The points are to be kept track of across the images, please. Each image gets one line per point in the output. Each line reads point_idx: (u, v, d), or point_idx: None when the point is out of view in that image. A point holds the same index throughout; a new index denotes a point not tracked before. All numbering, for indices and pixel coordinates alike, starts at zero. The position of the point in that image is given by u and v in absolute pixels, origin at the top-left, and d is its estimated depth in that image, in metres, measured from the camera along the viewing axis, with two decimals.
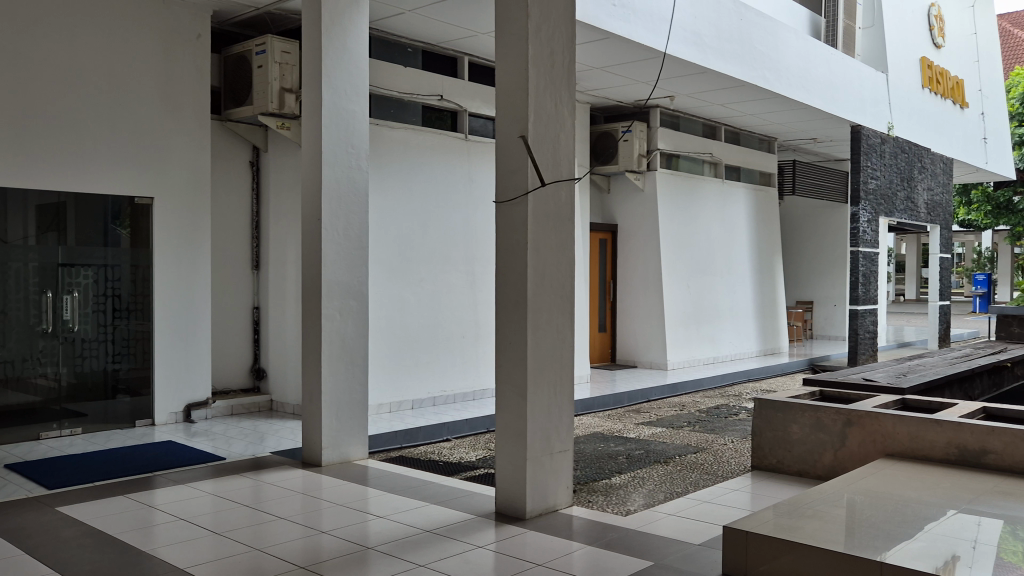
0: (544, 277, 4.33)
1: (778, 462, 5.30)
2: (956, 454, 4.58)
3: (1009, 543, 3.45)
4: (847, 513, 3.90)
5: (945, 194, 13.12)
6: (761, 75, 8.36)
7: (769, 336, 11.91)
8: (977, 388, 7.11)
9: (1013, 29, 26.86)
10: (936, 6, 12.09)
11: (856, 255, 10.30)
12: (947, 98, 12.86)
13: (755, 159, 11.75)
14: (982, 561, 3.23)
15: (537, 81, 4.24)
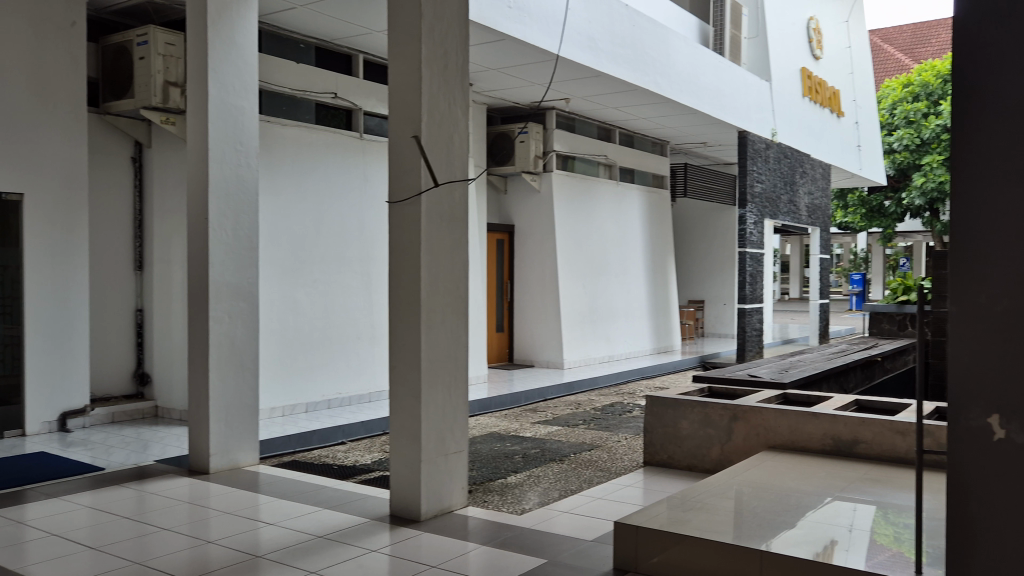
0: (437, 278, 4.32)
1: (668, 458, 5.42)
2: (831, 445, 4.84)
3: (882, 527, 3.65)
4: (732, 504, 4.06)
5: (823, 198, 13.83)
6: (653, 80, 8.59)
7: (662, 334, 12.25)
8: (851, 381, 7.52)
9: (884, 44, 28.60)
10: (814, 19, 12.75)
11: (743, 256, 10.72)
12: (825, 107, 13.55)
13: (648, 162, 12.06)
14: (857, 545, 3.41)
15: (430, 81, 4.23)
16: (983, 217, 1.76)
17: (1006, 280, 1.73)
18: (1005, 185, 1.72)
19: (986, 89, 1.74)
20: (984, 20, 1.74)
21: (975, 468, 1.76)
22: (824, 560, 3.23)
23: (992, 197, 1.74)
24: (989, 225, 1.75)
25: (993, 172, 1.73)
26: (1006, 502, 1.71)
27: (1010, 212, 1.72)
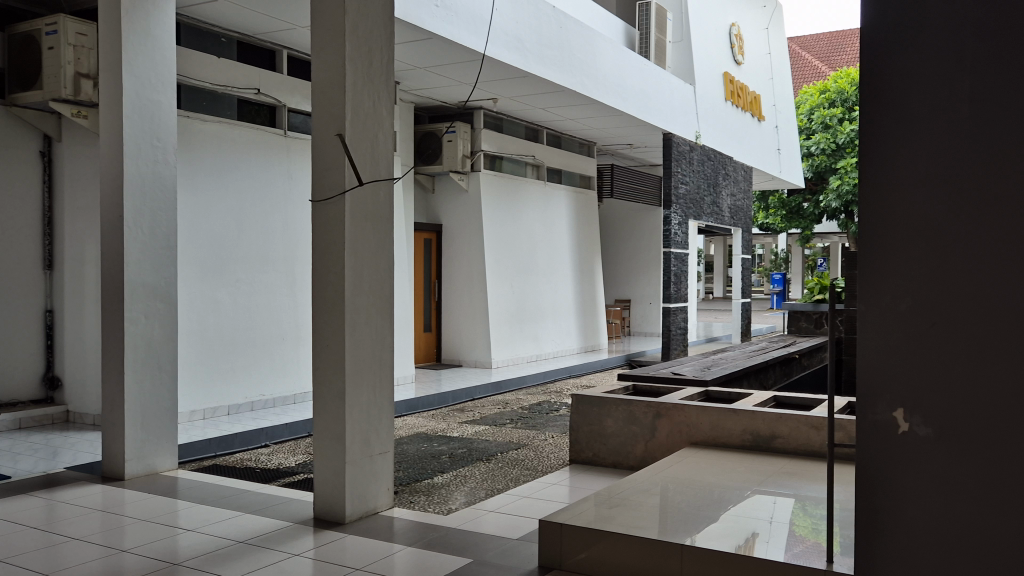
0: (362, 278, 4.27)
1: (593, 455, 5.48)
2: (751, 440, 4.98)
3: (799, 519, 3.77)
4: (656, 500, 4.13)
5: (745, 199, 14.21)
6: (579, 81, 8.67)
7: (589, 333, 12.39)
8: (770, 378, 7.74)
9: (802, 51, 29.60)
10: (736, 26, 13.11)
11: (668, 256, 10.92)
12: (747, 111, 13.93)
13: (575, 162, 12.18)
14: (776, 537, 3.51)
15: (354, 79, 4.18)
16: (889, 211, 1.75)
17: (912, 276, 1.72)
18: (909, 179, 1.72)
19: (892, 86, 1.74)
20: (891, 16, 1.74)
21: (880, 462, 1.75)
22: (746, 553, 3.30)
23: (898, 191, 1.73)
24: (895, 220, 1.74)
25: (898, 167, 1.73)
26: (909, 495, 1.71)
27: (914, 208, 1.72)
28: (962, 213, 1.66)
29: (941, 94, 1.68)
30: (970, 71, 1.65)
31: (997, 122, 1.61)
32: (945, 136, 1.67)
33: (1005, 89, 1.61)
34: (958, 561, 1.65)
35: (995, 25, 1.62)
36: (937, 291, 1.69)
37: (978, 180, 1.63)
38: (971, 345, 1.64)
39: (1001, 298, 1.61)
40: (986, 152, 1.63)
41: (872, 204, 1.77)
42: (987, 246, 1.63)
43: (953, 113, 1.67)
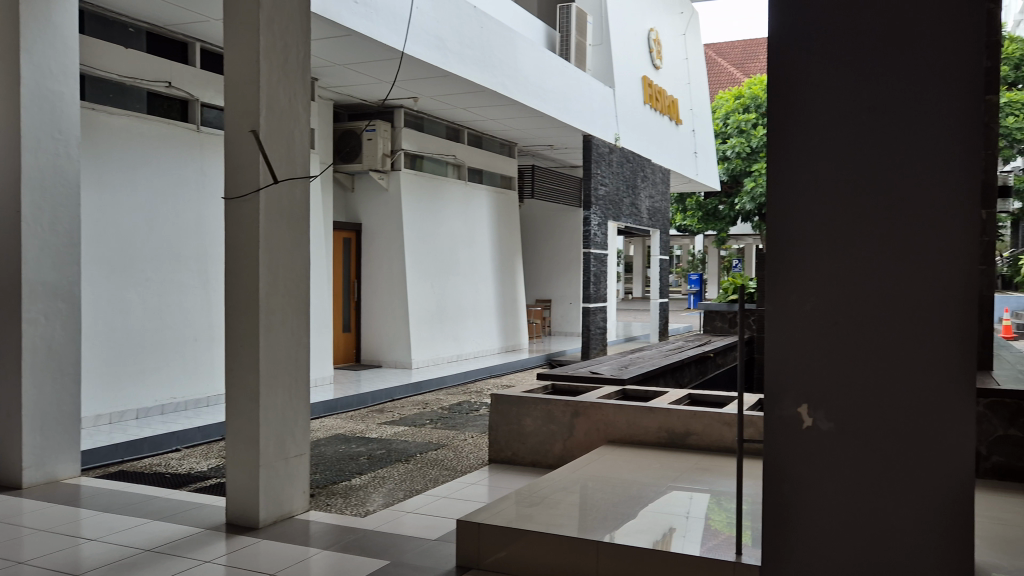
0: (277, 277, 4.19)
1: (511, 455, 5.51)
2: (666, 437, 5.09)
3: (714, 514, 3.87)
4: (574, 498, 4.18)
5: (662, 202, 14.51)
6: (500, 82, 8.70)
7: (509, 333, 12.44)
8: (686, 376, 7.92)
9: (719, 58, 30.45)
10: (654, 31, 13.38)
11: (588, 256, 11.05)
12: (664, 115, 14.22)
13: (496, 163, 12.21)
14: (693, 532, 3.59)
15: (269, 75, 4.09)
16: (793, 219, 1.85)
17: (815, 278, 1.84)
18: (813, 188, 1.83)
19: (795, 100, 1.84)
20: (794, 34, 1.84)
21: (787, 456, 1.86)
22: (664, 548, 3.37)
23: (803, 197, 1.84)
24: (798, 228, 1.85)
25: (802, 177, 1.84)
26: (814, 483, 1.84)
27: (815, 216, 1.83)
28: (861, 219, 1.79)
29: (842, 108, 1.80)
30: (867, 89, 1.78)
31: (893, 137, 1.76)
32: (846, 148, 1.80)
33: (901, 107, 1.75)
34: (858, 541, 1.80)
35: (890, 46, 1.76)
36: (837, 293, 1.82)
37: (876, 190, 1.78)
38: (868, 343, 1.79)
39: (896, 300, 1.77)
40: (883, 164, 1.77)
41: (778, 213, 1.86)
42: (883, 251, 1.77)
43: (854, 126, 1.79)
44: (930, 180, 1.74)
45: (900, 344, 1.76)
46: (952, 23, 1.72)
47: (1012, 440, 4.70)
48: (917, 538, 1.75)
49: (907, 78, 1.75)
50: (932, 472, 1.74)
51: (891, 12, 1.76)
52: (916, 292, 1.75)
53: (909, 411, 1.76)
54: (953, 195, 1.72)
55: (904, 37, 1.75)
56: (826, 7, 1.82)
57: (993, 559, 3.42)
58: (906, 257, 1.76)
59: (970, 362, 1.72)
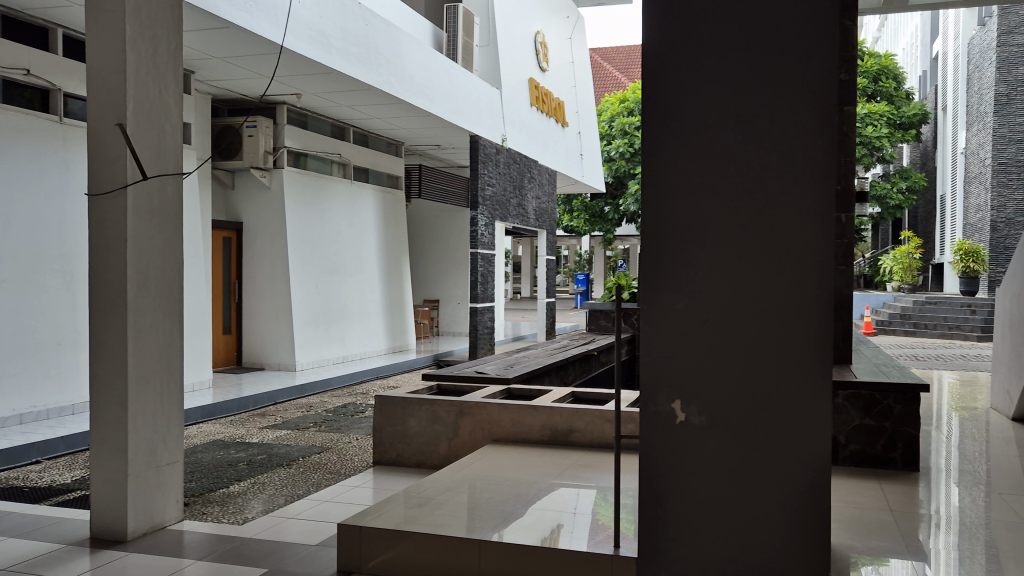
0: (147, 276, 4.01)
1: (396, 456, 5.46)
2: (549, 435, 5.17)
3: (596, 508, 3.97)
4: (459, 497, 4.19)
5: (549, 203, 14.73)
6: (385, 80, 8.61)
7: (396, 333, 12.35)
8: (570, 374, 8.05)
9: (603, 62, 31.26)
10: (540, 34, 13.58)
11: (475, 256, 11.07)
12: (550, 117, 14.44)
13: (383, 162, 12.10)
14: (580, 528, 3.66)
15: (136, 66, 3.91)
16: (668, 225, 1.90)
17: (689, 283, 1.90)
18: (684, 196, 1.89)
19: (669, 111, 1.89)
20: (666, 44, 1.89)
21: (662, 452, 1.93)
22: (551, 544, 3.42)
23: (677, 204, 1.89)
24: (673, 234, 1.90)
25: (676, 186, 1.89)
26: (686, 476, 1.91)
27: (688, 221, 1.89)
28: (730, 223, 1.87)
29: (712, 114, 1.86)
30: (737, 101, 1.85)
31: (762, 144, 1.84)
32: (718, 157, 1.86)
33: (768, 115, 1.83)
34: (725, 533, 1.88)
35: (757, 55, 1.84)
36: (708, 295, 1.89)
37: (746, 196, 1.85)
38: (738, 343, 1.87)
39: (765, 304, 1.85)
40: (753, 172, 1.84)
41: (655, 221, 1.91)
42: (751, 254, 1.85)
43: (724, 131, 1.86)
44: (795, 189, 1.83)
45: (767, 344, 1.85)
46: (811, 39, 1.81)
47: (867, 429, 5.03)
48: (784, 533, 1.85)
49: (774, 91, 1.83)
50: (793, 466, 1.85)
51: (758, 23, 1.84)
52: (782, 298, 1.84)
53: (773, 409, 1.86)
54: (816, 205, 1.82)
55: (772, 48, 1.83)
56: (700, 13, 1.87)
57: (847, 540, 3.66)
58: (772, 263, 1.84)
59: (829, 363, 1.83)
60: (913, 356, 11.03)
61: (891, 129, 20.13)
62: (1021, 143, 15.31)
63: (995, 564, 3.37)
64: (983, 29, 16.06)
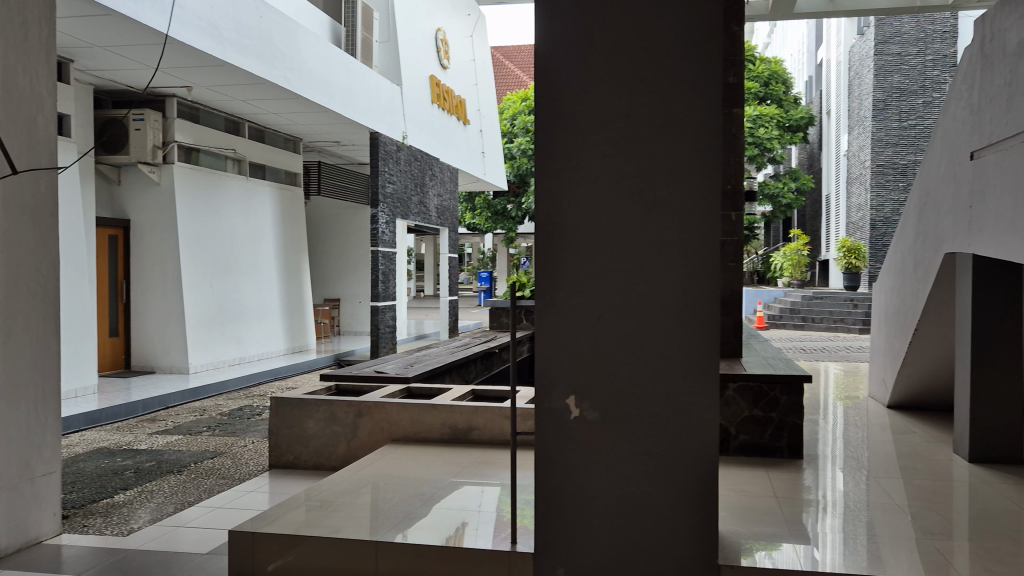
0: (18, 277, 3.79)
1: (294, 458, 5.34)
2: (449, 433, 5.17)
3: (496, 505, 3.98)
4: (357, 498, 4.14)
5: (451, 200, 14.69)
6: (281, 74, 8.42)
7: (296, 333, 12.09)
8: (472, 372, 8.07)
9: (505, 62, 31.53)
10: (441, 31, 13.54)
11: (375, 254, 10.92)
12: (452, 114, 14.40)
13: (280, 158, 11.82)
14: (486, 527, 3.65)
15: (3, 52, 3.69)
16: (574, 218, 2.64)
17: (591, 262, 2.64)
18: (586, 197, 2.63)
19: (575, 135, 2.62)
20: (576, 85, 2.62)
21: (558, 437, 2.69)
22: (454, 544, 3.41)
23: (581, 202, 2.63)
24: (578, 224, 2.64)
25: (580, 190, 2.63)
26: (576, 453, 2.68)
27: (589, 213, 2.63)
28: (622, 216, 2.61)
29: (604, 187, 2.62)
30: (627, 128, 2.59)
31: (645, 211, 2.60)
32: (611, 168, 2.61)
33: (649, 139, 2.58)
34: (611, 488, 2.65)
35: (640, 93, 2.58)
36: (595, 321, 2.65)
37: (632, 227, 2.61)
38: (624, 354, 2.63)
39: (645, 278, 2.61)
40: (636, 179, 2.60)
41: (564, 214, 2.65)
42: (635, 292, 2.61)
43: (615, 202, 2.61)
44: (672, 244, 2.59)
45: (649, 353, 2.62)
46: (681, 82, 2.56)
47: (756, 420, 5.23)
48: (658, 445, 2.62)
49: (654, 122, 2.58)
50: (668, 440, 2.62)
51: (640, 123, 2.58)
52: (656, 273, 2.60)
53: (657, 350, 2.61)
54: (686, 257, 2.59)
55: (654, 117, 2.58)
56: (591, 116, 2.61)
57: (735, 527, 3.79)
58: (650, 300, 2.61)
59: (705, 366, 2.59)
60: (800, 349, 11.52)
61: (780, 131, 21.02)
62: (897, 146, 16.21)
63: (871, 545, 3.56)
64: (862, 38, 16.91)
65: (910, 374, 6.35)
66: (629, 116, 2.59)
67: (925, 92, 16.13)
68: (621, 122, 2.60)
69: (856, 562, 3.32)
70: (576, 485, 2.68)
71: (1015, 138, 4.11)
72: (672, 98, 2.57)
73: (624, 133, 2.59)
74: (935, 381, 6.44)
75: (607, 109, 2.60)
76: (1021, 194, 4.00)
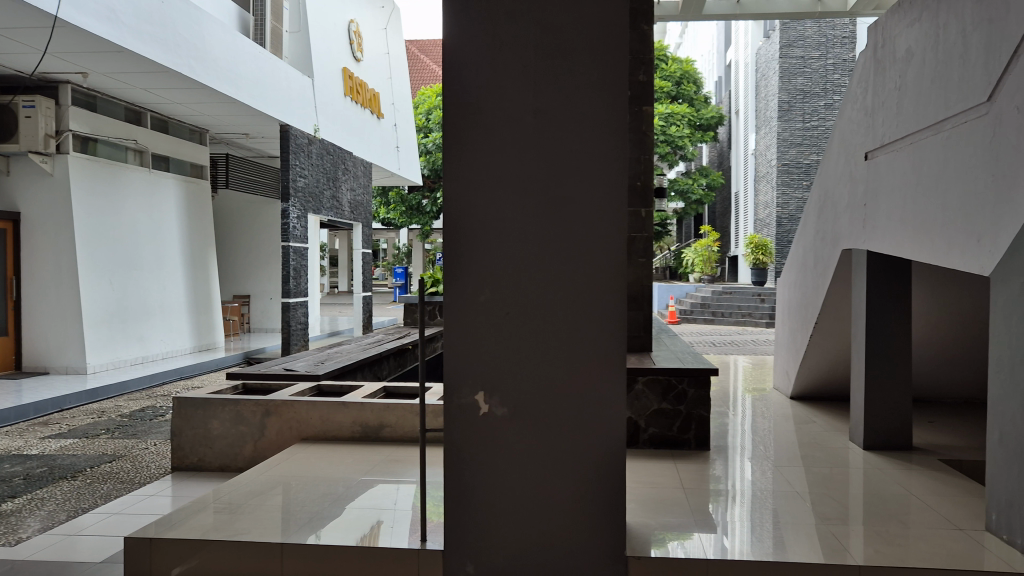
0: None
1: (198, 461, 5.17)
2: (360, 431, 5.10)
3: (408, 503, 3.95)
4: (263, 499, 4.03)
5: (364, 195, 14.51)
6: (185, 63, 8.15)
7: (202, 331, 11.74)
8: (384, 369, 7.98)
9: (419, 57, 31.45)
10: (354, 23, 13.33)
11: (286, 250, 10.69)
12: (365, 108, 14.21)
13: (185, 149, 11.43)
14: (401, 525, 3.62)
15: None
16: (482, 214, 2.63)
17: (499, 257, 2.63)
18: (493, 192, 2.62)
19: (481, 131, 2.61)
20: (483, 80, 2.61)
21: (467, 433, 2.68)
22: (367, 543, 3.36)
23: (489, 197, 2.62)
24: (487, 220, 2.63)
25: (487, 185, 2.62)
26: (485, 450, 2.67)
27: (498, 208, 2.62)
28: (529, 210, 2.62)
29: (513, 183, 2.61)
30: (534, 124, 2.59)
31: (555, 207, 2.61)
32: (519, 163, 2.61)
33: (555, 134, 2.59)
34: (520, 484, 2.66)
35: (547, 89, 2.59)
36: (503, 316, 2.64)
37: (540, 222, 2.62)
38: (534, 349, 2.63)
39: (553, 273, 2.61)
40: (544, 176, 2.60)
41: (472, 209, 2.63)
42: (545, 287, 2.62)
43: (525, 198, 2.61)
44: (581, 239, 2.61)
45: (558, 348, 2.63)
46: (587, 79, 2.57)
47: (664, 413, 5.33)
48: (565, 440, 2.64)
49: (560, 118, 2.59)
50: (576, 435, 2.64)
51: (548, 118, 2.59)
52: (563, 268, 2.61)
53: (565, 345, 2.63)
54: (592, 253, 2.61)
55: (561, 112, 2.59)
56: (499, 112, 2.60)
57: (643, 518, 3.84)
58: (558, 296, 2.62)
59: (614, 359, 2.61)
60: (709, 343, 11.84)
61: (691, 129, 21.53)
62: (800, 147, 16.81)
63: (772, 531, 3.67)
64: (767, 41, 17.44)
65: (810, 366, 6.60)
66: (537, 111, 2.59)
67: (827, 94, 16.78)
68: (528, 117, 2.59)
69: (757, 547, 3.42)
70: (486, 482, 2.67)
71: (906, 140, 4.29)
72: (578, 93, 2.58)
73: (531, 128, 2.59)
74: (834, 372, 6.69)
75: (514, 105, 2.60)
76: (912, 192, 4.18)
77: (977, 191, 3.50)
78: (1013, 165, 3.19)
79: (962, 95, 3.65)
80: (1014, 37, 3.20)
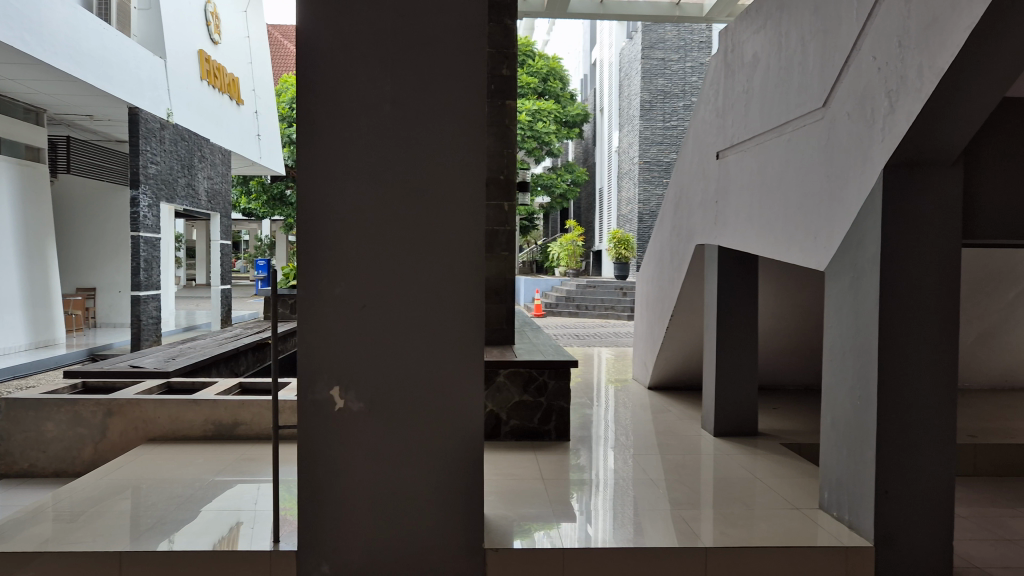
0: None
1: (29, 466, 4.80)
2: (212, 429, 4.90)
3: (262, 502, 3.82)
4: (102, 505, 3.79)
5: (223, 184, 13.96)
6: (19, 36, 7.56)
7: (40, 326, 10.95)
8: (241, 364, 7.71)
9: (282, 43, 30.52)
10: (212, 4, 12.77)
11: (136, 240, 10.12)
12: (223, 93, 13.62)
13: (18, 130, 10.61)
14: (255, 525, 3.50)
15: None
16: (340, 207, 2.66)
17: (356, 249, 2.68)
18: (349, 184, 2.66)
19: (336, 121, 2.64)
20: (339, 70, 2.63)
21: (320, 429, 2.69)
22: (213, 547, 3.22)
23: (346, 189, 2.66)
24: (344, 213, 2.66)
25: (343, 177, 2.66)
26: (341, 445, 2.70)
27: (354, 201, 2.66)
28: (384, 202, 2.67)
29: (368, 179, 2.66)
30: (391, 114, 2.65)
31: (411, 203, 2.68)
32: (376, 154, 2.66)
33: (413, 125, 2.66)
34: (376, 477, 2.71)
35: (403, 79, 2.65)
36: (360, 309, 2.68)
37: (396, 214, 2.68)
38: (390, 340, 2.70)
39: (410, 265, 2.69)
40: (400, 166, 2.67)
41: (328, 201, 2.65)
42: (401, 278, 2.69)
43: (381, 193, 2.67)
44: (437, 236, 2.70)
45: (414, 336, 2.70)
46: (443, 70, 2.66)
47: (525, 405, 5.39)
48: (422, 428, 2.71)
49: (417, 109, 2.66)
50: (432, 423, 2.72)
51: (405, 108, 2.66)
52: (419, 258, 2.69)
53: (421, 333, 2.71)
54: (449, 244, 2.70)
55: (417, 103, 2.66)
56: (357, 101, 2.65)
57: (501, 511, 3.86)
58: (414, 285, 2.69)
59: (468, 345, 2.71)
60: (571, 335, 12.10)
61: (557, 126, 21.91)
62: (660, 146, 17.47)
63: (625, 517, 3.78)
64: (630, 42, 17.97)
65: (666, 358, 6.87)
66: (394, 100, 2.65)
67: (685, 96, 17.36)
68: (386, 106, 2.65)
69: (611, 534, 3.51)
70: (344, 478, 2.70)
71: (751, 141, 4.53)
72: (432, 84, 2.67)
73: (388, 118, 2.64)
74: (687, 363, 6.99)
75: (370, 94, 2.65)
76: (755, 191, 4.42)
77: (813, 190, 3.74)
78: (845, 167, 3.43)
79: (798, 99, 3.89)
80: (845, 46, 3.42)
